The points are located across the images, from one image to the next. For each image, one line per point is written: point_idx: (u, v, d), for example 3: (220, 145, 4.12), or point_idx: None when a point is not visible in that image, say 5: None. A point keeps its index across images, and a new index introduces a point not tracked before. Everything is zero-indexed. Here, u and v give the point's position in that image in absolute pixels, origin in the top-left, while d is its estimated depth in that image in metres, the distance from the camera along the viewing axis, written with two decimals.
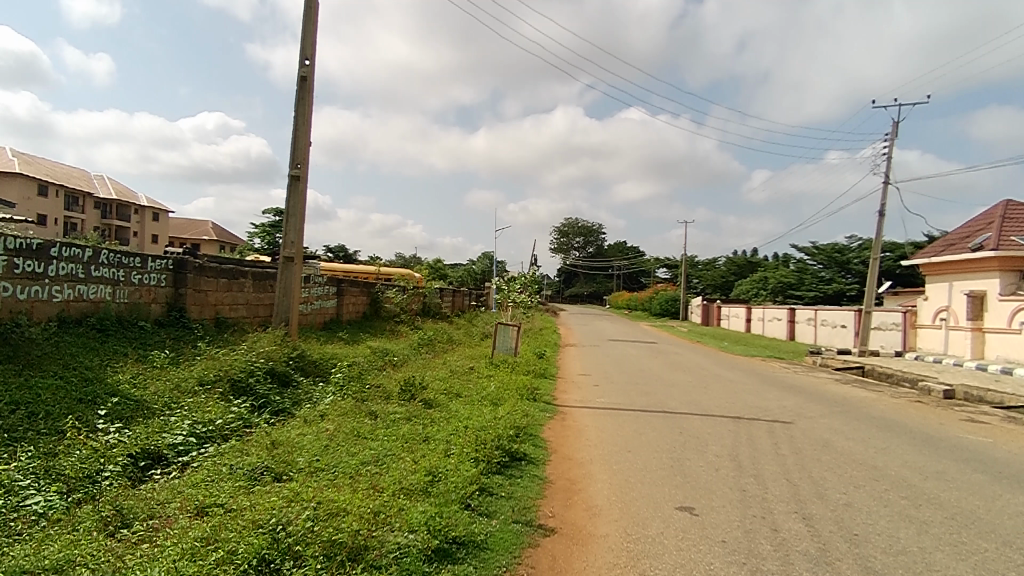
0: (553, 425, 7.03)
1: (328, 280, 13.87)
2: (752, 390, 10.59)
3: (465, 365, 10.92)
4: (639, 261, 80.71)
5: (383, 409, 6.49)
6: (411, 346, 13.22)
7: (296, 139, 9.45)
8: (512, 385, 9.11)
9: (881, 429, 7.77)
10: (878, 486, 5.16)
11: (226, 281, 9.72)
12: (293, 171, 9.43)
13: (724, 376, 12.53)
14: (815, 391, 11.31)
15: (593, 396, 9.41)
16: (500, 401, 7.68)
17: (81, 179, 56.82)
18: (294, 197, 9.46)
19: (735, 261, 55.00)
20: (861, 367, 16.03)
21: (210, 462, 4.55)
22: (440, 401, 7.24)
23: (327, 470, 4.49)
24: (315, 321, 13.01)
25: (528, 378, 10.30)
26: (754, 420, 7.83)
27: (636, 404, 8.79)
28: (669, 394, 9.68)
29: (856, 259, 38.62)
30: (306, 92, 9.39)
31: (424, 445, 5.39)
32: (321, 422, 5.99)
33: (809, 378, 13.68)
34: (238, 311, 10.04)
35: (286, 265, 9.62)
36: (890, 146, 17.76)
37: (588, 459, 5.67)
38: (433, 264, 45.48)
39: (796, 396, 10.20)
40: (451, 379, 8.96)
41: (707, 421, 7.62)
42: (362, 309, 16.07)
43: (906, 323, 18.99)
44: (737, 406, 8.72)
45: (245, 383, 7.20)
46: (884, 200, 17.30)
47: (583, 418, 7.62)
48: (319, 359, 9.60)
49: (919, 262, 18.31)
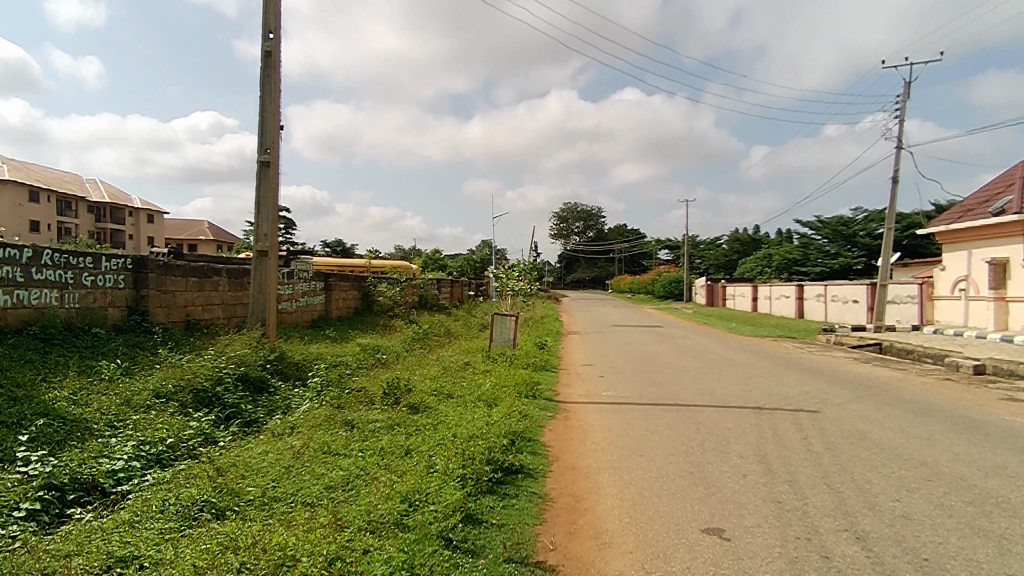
0: (555, 428, 6.30)
1: (314, 275, 13.13)
2: (769, 376, 9.84)
3: (460, 361, 10.17)
4: (639, 243, 79.78)
5: (362, 417, 5.75)
6: (404, 342, 12.46)
7: (264, 122, 8.65)
8: (510, 382, 8.37)
9: (919, 414, 7.01)
10: (935, 490, 4.42)
11: (197, 281, 9.00)
12: (262, 157, 8.64)
13: (736, 360, 11.79)
14: (836, 373, 10.55)
15: (598, 389, 8.70)
16: (496, 402, 6.94)
17: (74, 184, 56.09)
18: (265, 186, 8.68)
19: (738, 239, 54.09)
20: (879, 344, 15.28)
21: (144, 496, 3.85)
22: (428, 404, 6.51)
23: (283, 501, 3.76)
24: (301, 320, 12.28)
25: (527, 371, 9.59)
26: (777, 411, 7.08)
27: (646, 396, 8.07)
28: (681, 384, 8.94)
29: (863, 231, 37.72)
30: (272, 69, 8.61)
31: (404, 461, 4.65)
32: (289, 437, 5.26)
33: (826, 359, 12.92)
34: (212, 312, 9.34)
35: (260, 260, 8.85)
36: (902, 110, 16.86)
37: (595, 468, 4.94)
38: (432, 255, 44.70)
39: (818, 380, 9.44)
40: (443, 378, 8.25)
41: (725, 414, 6.87)
42: (353, 304, 15.33)
43: (923, 295, 18.20)
44: (755, 395, 7.99)
45: (210, 393, 6.49)
46: (897, 166, 16.44)
47: (589, 417, 6.88)
48: (300, 361, 8.86)
49: (936, 230, 17.46)
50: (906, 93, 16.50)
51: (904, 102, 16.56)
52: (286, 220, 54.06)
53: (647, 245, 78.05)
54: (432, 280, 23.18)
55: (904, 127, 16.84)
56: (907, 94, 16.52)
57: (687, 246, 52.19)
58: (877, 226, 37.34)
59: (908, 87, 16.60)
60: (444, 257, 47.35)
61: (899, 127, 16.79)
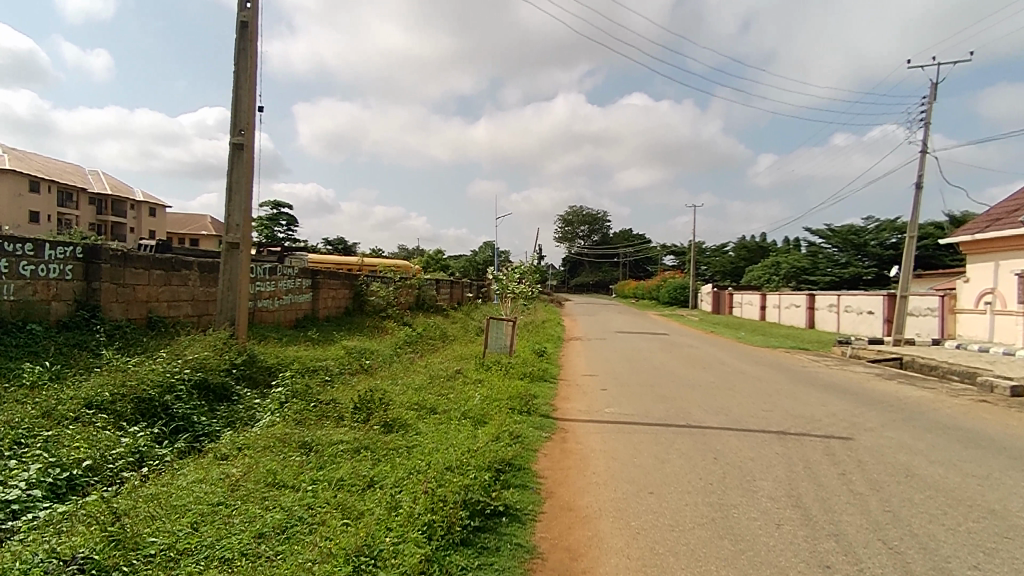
0: (550, 453, 5.44)
1: (300, 271, 12.29)
2: (787, 393, 8.95)
3: (451, 368, 9.30)
4: (645, 248, 78.77)
5: (322, 437, 4.91)
6: (393, 346, 11.60)
7: (238, 100, 7.86)
8: (502, 394, 7.48)
9: (966, 444, 6.14)
10: (1019, 553, 3.56)
11: (162, 274, 8.21)
12: (236, 139, 7.84)
13: (749, 374, 10.93)
14: (860, 391, 9.65)
15: (602, 404, 7.85)
16: (485, 419, 6.09)
17: (76, 174, 55.52)
18: (238, 171, 7.86)
19: (746, 246, 53.12)
20: (900, 358, 14.39)
21: (17, 544, 3.03)
22: (406, 421, 5.67)
23: (191, 557, 2.93)
24: (284, 320, 11.44)
25: (523, 382, 8.73)
26: (805, 437, 6.23)
27: (654, 414, 7.20)
28: (693, 400, 8.07)
29: (874, 241, 36.68)
30: (248, 41, 7.84)
31: (362, 499, 3.79)
32: (230, 463, 4.43)
33: (845, 374, 12.01)
34: (180, 309, 8.56)
35: (232, 253, 8.04)
36: (927, 111, 15.98)
37: (597, 511, 4.09)
38: (433, 255, 43.82)
39: (843, 400, 8.53)
40: (428, 389, 7.43)
41: (745, 439, 6.02)
42: (343, 304, 14.47)
43: (944, 308, 17.30)
44: (777, 416, 7.11)
45: (155, 404, 5.69)
46: (921, 171, 15.53)
47: (591, 439, 6.02)
48: (273, 364, 8.04)
49: (960, 239, 16.54)
50: (932, 94, 15.63)
51: (931, 103, 15.67)
52: (289, 215, 53.26)
53: (652, 250, 77.08)
54: (430, 280, 22.33)
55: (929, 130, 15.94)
56: (933, 95, 15.66)
57: (693, 252, 51.24)
58: (889, 236, 36.28)
59: (934, 88, 15.73)
60: (447, 258, 46.50)
61: (924, 129, 15.90)
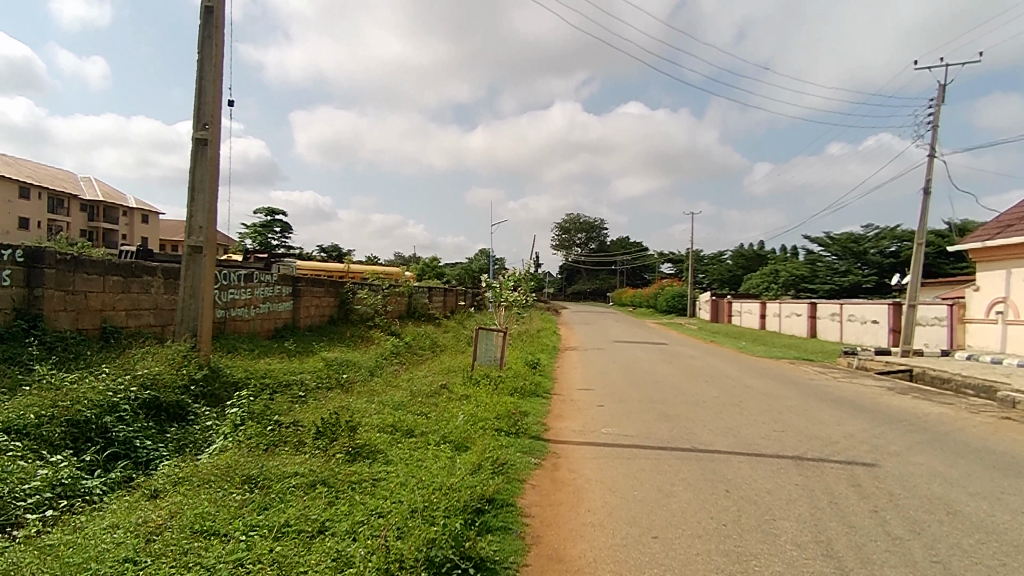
0: (539, 485, 4.77)
1: (280, 278, 11.62)
2: (798, 409, 8.31)
3: (436, 383, 8.63)
4: (642, 256, 78.25)
5: (272, 470, 4.24)
6: (377, 357, 10.92)
7: (202, 91, 7.24)
8: (489, 412, 6.81)
9: (1004, 471, 5.51)
10: None
11: (119, 281, 7.57)
12: (199, 133, 7.21)
13: (755, 388, 10.28)
14: (875, 406, 9.01)
15: (598, 423, 7.20)
16: (467, 443, 5.43)
17: (67, 181, 54.78)
18: (201, 168, 7.22)
19: (744, 254, 52.67)
20: (910, 371, 13.79)
21: None
22: (376, 445, 5.01)
23: None
24: (260, 330, 10.76)
25: (513, 398, 8.05)
26: (825, 464, 5.58)
27: (656, 435, 6.56)
28: (697, 418, 7.42)
29: (874, 249, 36.17)
30: (213, 28, 7.24)
31: (302, 552, 3.11)
32: (159, 502, 3.78)
33: (855, 387, 11.38)
34: (141, 318, 7.90)
35: (194, 258, 7.38)
36: (935, 115, 15.45)
37: (592, 563, 3.42)
38: (429, 262, 43.15)
39: (859, 417, 7.90)
40: (407, 407, 6.75)
41: (759, 467, 5.37)
42: (327, 313, 13.79)
43: (952, 317, 16.72)
44: (792, 439, 6.47)
45: (91, 428, 5.05)
46: (929, 175, 14.98)
47: (586, 467, 5.36)
48: (239, 379, 7.36)
49: (969, 246, 15.96)
50: (940, 96, 15.10)
51: (938, 106, 15.15)
52: (283, 222, 52.58)
53: (650, 257, 76.65)
54: (422, 287, 21.63)
55: (937, 133, 15.41)
56: (941, 96, 15.13)
57: (691, 259, 50.73)
58: (890, 243, 35.76)
59: (942, 90, 15.20)
60: (442, 266, 45.79)
61: (932, 133, 15.36)
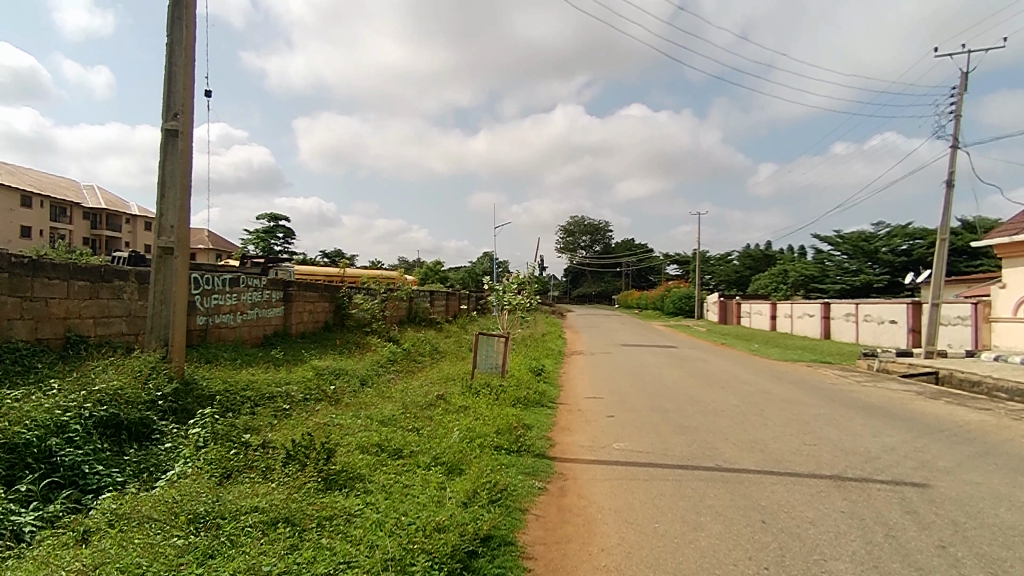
0: (544, 516, 4.12)
1: (269, 283, 10.99)
2: (826, 418, 7.63)
3: (432, 393, 7.97)
4: (647, 258, 77.45)
5: (227, 506, 3.59)
6: (372, 366, 10.29)
7: (172, 78, 6.65)
8: (490, 427, 6.16)
9: None
10: None
11: (86, 285, 6.98)
12: (169, 124, 6.62)
13: (776, 394, 9.60)
14: (908, 413, 8.33)
15: (608, 436, 6.56)
16: (461, 466, 4.77)
17: (70, 189, 54.61)
18: (172, 161, 6.61)
19: (751, 255, 51.83)
20: (936, 373, 13.05)
21: None
22: (357, 471, 4.35)
23: None
24: (248, 338, 10.13)
25: (516, 410, 7.41)
26: (870, 486, 4.90)
27: (675, 450, 5.91)
28: (718, 431, 6.76)
29: (885, 247, 35.25)
30: (184, 9, 6.65)
31: None
32: (85, 548, 3.16)
33: (881, 392, 10.67)
34: (110, 326, 7.30)
35: (165, 260, 6.75)
36: (958, 104, 14.72)
37: None
38: (432, 266, 42.57)
39: (894, 427, 7.22)
40: (398, 422, 6.10)
41: (795, 491, 4.70)
42: (321, 319, 13.15)
43: (977, 316, 15.97)
44: (826, 455, 5.79)
45: (31, 453, 4.44)
46: (952, 166, 14.25)
47: (597, 491, 4.70)
48: (215, 393, 6.73)
49: (994, 242, 15.20)
50: (963, 84, 14.38)
51: (960, 94, 14.42)
52: (286, 227, 52.18)
53: (655, 259, 75.88)
54: (423, 291, 21.01)
55: (959, 123, 14.68)
56: (964, 85, 14.41)
57: (698, 260, 49.90)
58: (901, 242, 34.86)
59: (964, 79, 14.49)
60: (445, 270, 45.19)
61: (955, 123, 14.64)
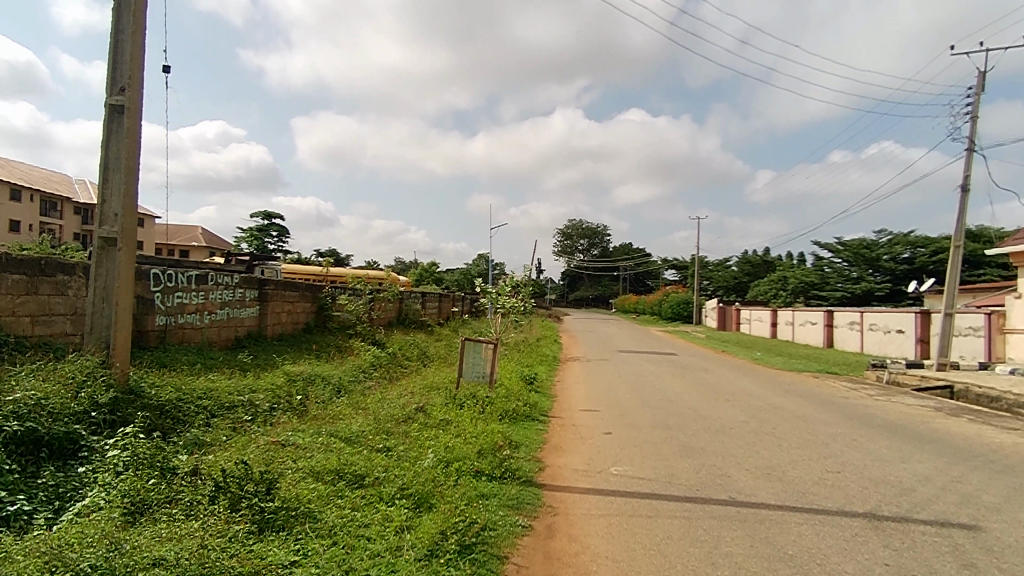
0: (527, 567, 3.39)
1: (242, 280, 10.23)
2: (846, 440, 6.90)
3: (409, 405, 7.19)
4: (645, 263, 76.81)
5: (124, 558, 2.85)
6: (351, 372, 9.52)
7: (120, 47, 5.90)
8: (471, 446, 5.42)
9: None
10: None
11: (21, 278, 6.21)
12: (114, 98, 5.87)
13: (786, 410, 8.87)
14: (933, 434, 7.60)
15: (605, 459, 5.80)
16: (431, 499, 4.03)
17: (63, 183, 53.68)
18: (118, 141, 5.88)
19: (749, 261, 51.25)
20: (951, 388, 12.35)
21: None
22: (301, 507, 3.60)
23: None
24: (216, 340, 9.36)
25: (503, 425, 6.67)
26: (913, 529, 4.16)
27: (680, 478, 5.17)
28: (728, 454, 6.01)
29: (887, 255, 34.55)
30: None
31: None
32: None
33: (897, 407, 9.96)
34: (51, 325, 6.52)
35: (107, 252, 6.00)
36: (975, 105, 14.06)
37: None
38: (427, 267, 41.79)
39: (923, 451, 6.49)
40: (366, 440, 5.34)
41: (825, 534, 3.96)
42: (301, 320, 12.37)
43: (991, 327, 15.32)
44: (854, 487, 5.05)
45: None
46: (968, 170, 13.59)
47: (592, 532, 3.96)
48: (164, 403, 5.97)
49: (1010, 250, 14.53)
50: (980, 85, 13.73)
51: (978, 95, 13.77)
52: (281, 225, 51.44)
53: (652, 264, 75.18)
54: (414, 292, 20.24)
55: (976, 125, 14.01)
56: (981, 85, 13.74)
57: (696, 266, 49.24)
58: (904, 250, 34.19)
59: (982, 78, 13.82)
60: (441, 272, 44.43)
61: (971, 124, 13.98)
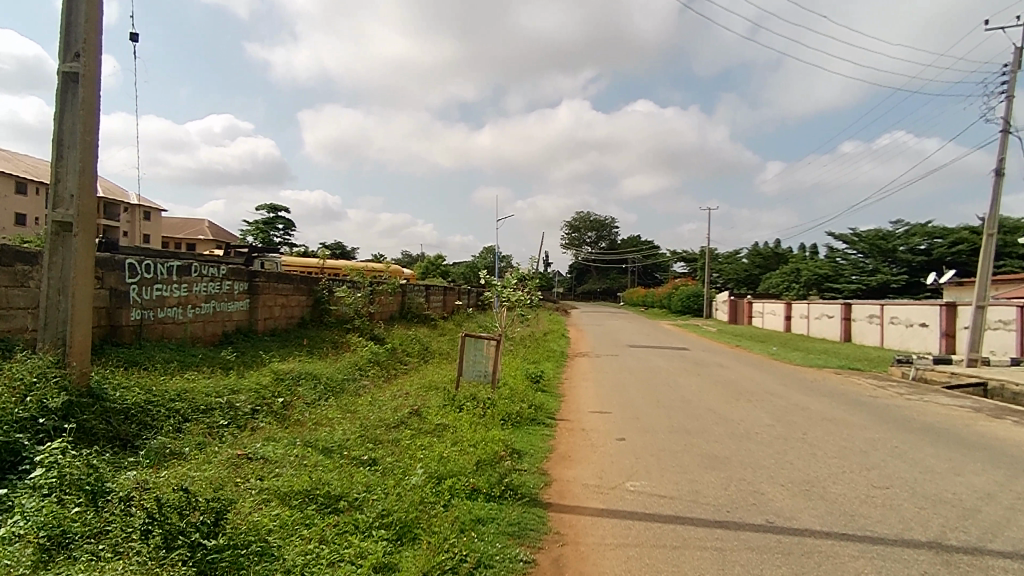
0: None
1: (230, 272, 9.63)
2: (886, 447, 6.20)
3: (403, 407, 6.55)
4: (654, 256, 75.82)
5: None
6: (346, 369, 8.90)
7: (73, 7, 5.25)
8: (469, 458, 4.77)
9: None
10: None
11: None
12: (68, 65, 5.23)
13: (814, 411, 8.16)
14: (980, 439, 6.87)
15: (619, 471, 5.14)
16: (415, 528, 3.39)
17: None
18: (73, 114, 5.26)
19: (761, 252, 50.19)
20: (985, 386, 11.55)
21: None
22: (255, 543, 2.96)
23: None
24: (201, 336, 8.76)
25: (506, 431, 6.03)
26: (991, 564, 3.47)
27: (706, 496, 4.51)
28: (758, 465, 5.33)
29: (904, 246, 33.48)
30: None
31: None
32: None
33: (933, 408, 9.21)
34: (10, 319, 5.93)
35: (63, 239, 5.39)
36: (1010, 83, 13.17)
37: None
38: (433, 261, 41.19)
39: (976, 461, 5.77)
40: (347, 451, 4.71)
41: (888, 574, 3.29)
42: (295, 315, 11.78)
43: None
44: (909, 507, 4.36)
45: None
46: (1004, 152, 12.73)
47: (607, 570, 3.29)
48: (129, 407, 5.35)
49: None
50: (1017, 61, 12.84)
51: (1014, 73, 12.88)
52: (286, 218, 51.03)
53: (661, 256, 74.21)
54: (417, 285, 19.62)
55: (1011, 105, 13.12)
56: (1018, 61, 12.85)
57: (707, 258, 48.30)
58: (923, 241, 33.11)
59: (1018, 54, 12.92)
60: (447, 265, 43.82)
61: (1006, 104, 13.09)
